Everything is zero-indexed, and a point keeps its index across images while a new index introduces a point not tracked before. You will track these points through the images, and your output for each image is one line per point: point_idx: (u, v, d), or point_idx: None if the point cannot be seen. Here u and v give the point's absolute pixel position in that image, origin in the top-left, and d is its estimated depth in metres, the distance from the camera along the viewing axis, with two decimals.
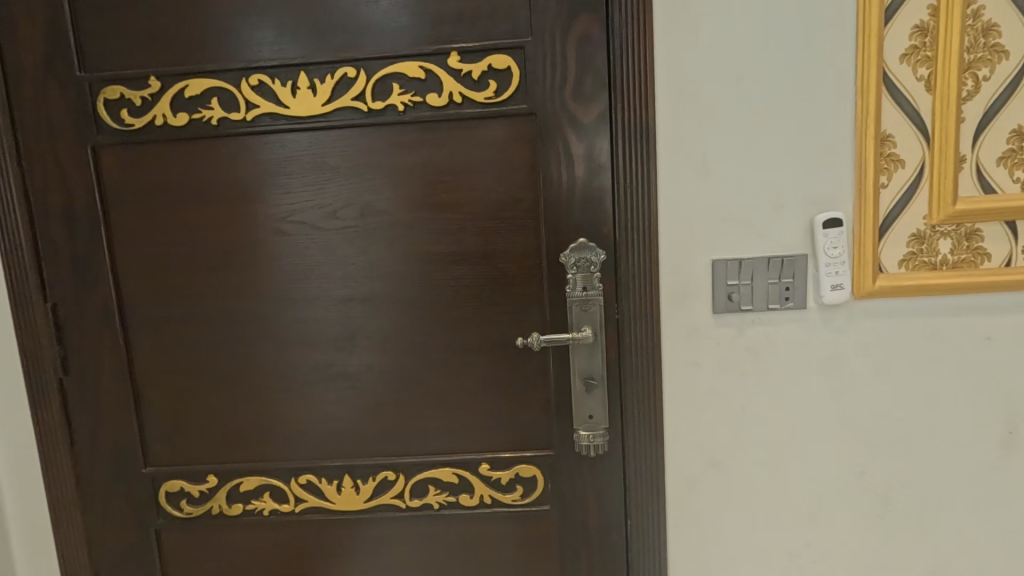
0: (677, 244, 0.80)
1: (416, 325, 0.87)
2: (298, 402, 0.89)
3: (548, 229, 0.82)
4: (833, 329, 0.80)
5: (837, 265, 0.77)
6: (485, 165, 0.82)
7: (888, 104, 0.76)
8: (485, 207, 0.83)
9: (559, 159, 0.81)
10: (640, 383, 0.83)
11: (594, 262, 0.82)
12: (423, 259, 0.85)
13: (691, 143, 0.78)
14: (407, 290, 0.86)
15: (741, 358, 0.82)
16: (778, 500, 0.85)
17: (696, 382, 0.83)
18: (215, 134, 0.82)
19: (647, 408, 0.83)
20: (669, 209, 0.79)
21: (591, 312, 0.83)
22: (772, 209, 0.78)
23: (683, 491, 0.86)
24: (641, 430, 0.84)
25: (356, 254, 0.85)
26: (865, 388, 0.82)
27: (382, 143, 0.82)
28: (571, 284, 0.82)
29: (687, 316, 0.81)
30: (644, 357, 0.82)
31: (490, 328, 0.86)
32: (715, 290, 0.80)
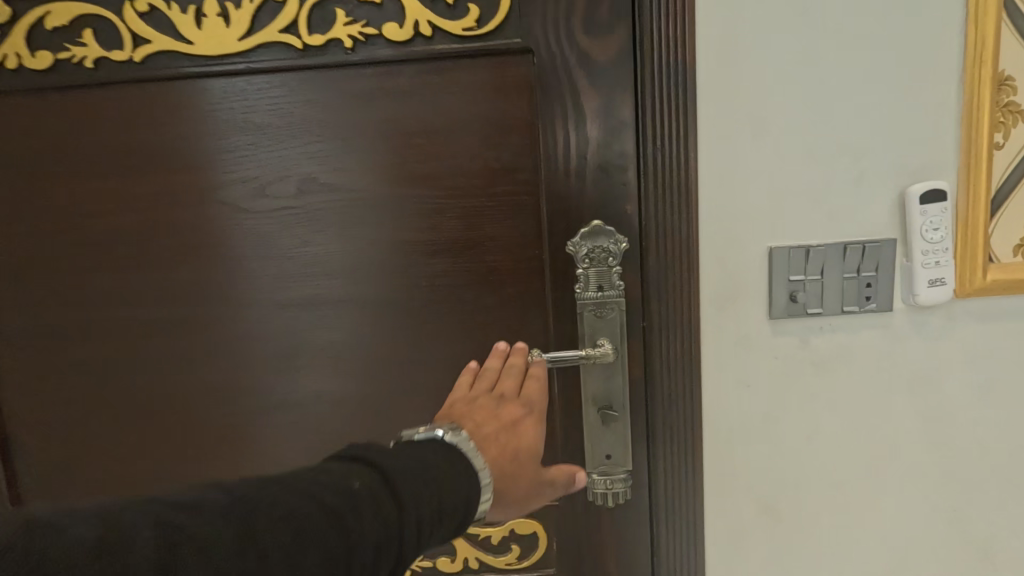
0: (723, 226, 0.60)
1: (379, 337, 0.66)
2: (224, 442, 0.68)
3: (552, 210, 0.62)
4: (925, 338, 0.61)
5: (937, 253, 0.58)
6: (467, 124, 0.61)
7: (1006, 35, 0.56)
8: (467, 180, 0.62)
9: (566, 113, 0.60)
10: (673, 410, 0.63)
11: (612, 252, 0.61)
12: (386, 251, 0.64)
13: (743, 90, 0.58)
14: (363, 293, 0.65)
15: (805, 375, 0.63)
16: (848, 557, 0.67)
17: (745, 407, 0.64)
18: (93, 83, 0.60)
19: (682, 443, 0.64)
20: (713, 181, 0.59)
21: (608, 319, 0.62)
22: (851, 180, 0.59)
23: (727, 547, 0.66)
24: (674, 473, 0.64)
25: (294, 245, 0.64)
26: (965, 414, 0.63)
27: (325, 93, 0.61)
28: (583, 283, 0.62)
29: (734, 323, 0.62)
30: (678, 376, 0.63)
31: (477, 341, 0.66)
32: (774, 288, 0.60)
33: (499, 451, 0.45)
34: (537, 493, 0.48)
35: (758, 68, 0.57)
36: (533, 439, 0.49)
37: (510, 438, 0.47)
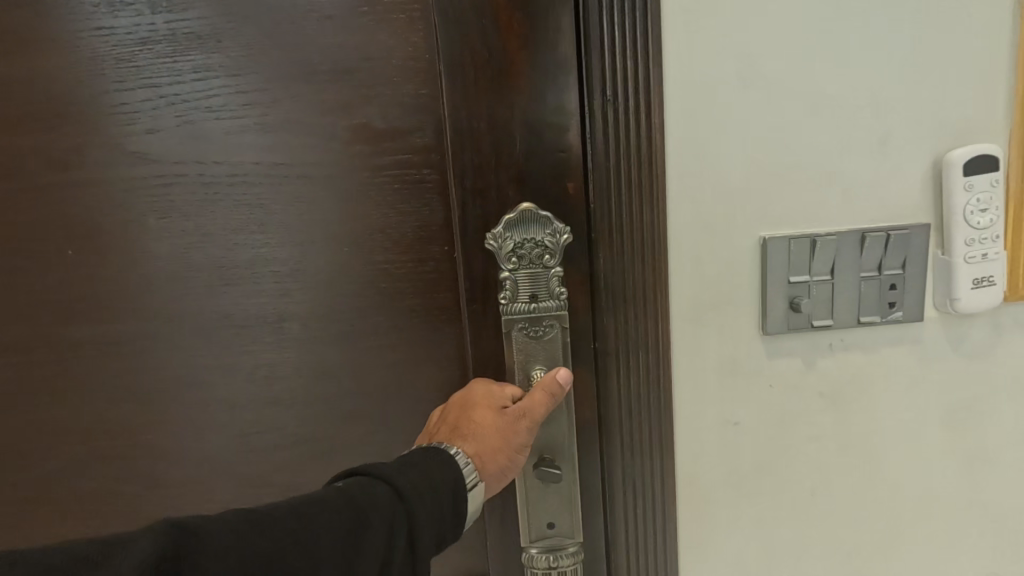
0: (700, 211, 0.43)
1: (242, 367, 0.49)
2: (56, 499, 0.53)
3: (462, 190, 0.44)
4: (965, 355, 0.47)
5: (986, 241, 0.43)
6: (340, 71, 0.44)
7: None
8: (344, 149, 0.45)
9: (479, 51, 0.42)
10: (639, 462, 0.47)
11: (550, 250, 0.44)
12: (238, 249, 0.47)
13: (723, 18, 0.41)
14: (210, 315, 0.48)
15: (810, 409, 0.47)
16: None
17: (734, 453, 0.48)
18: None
19: (650, 505, 0.47)
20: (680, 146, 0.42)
21: (546, 342, 0.45)
22: (869, 144, 0.43)
23: None
24: (641, 544, 0.48)
25: (111, 242, 0.47)
26: (1011, 451, 0.48)
27: (124, 22, 0.43)
28: (509, 292, 0.44)
29: (717, 342, 0.45)
30: (644, 417, 0.46)
31: (375, 370, 0.49)
32: (769, 293, 0.44)
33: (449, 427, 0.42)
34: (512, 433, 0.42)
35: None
36: (488, 395, 0.43)
37: (461, 416, 0.43)
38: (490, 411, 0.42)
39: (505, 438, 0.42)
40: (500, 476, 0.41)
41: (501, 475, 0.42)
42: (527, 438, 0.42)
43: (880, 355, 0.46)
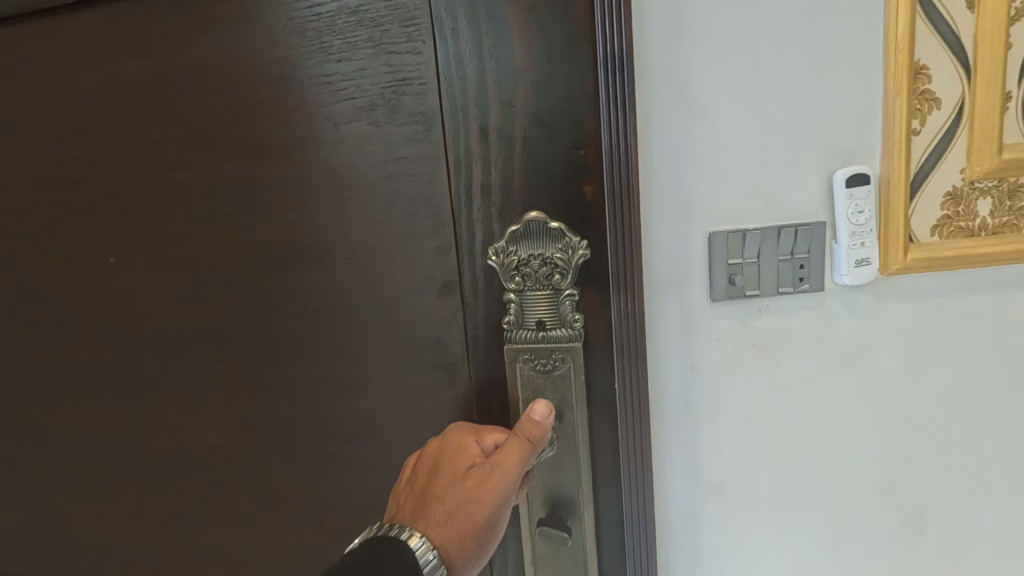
0: (664, 215, 0.61)
1: (343, 327, 0.69)
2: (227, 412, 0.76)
3: (479, 203, 0.63)
4: (856, 315, 0.65)
5: (864, 234, 0.61)
6: (333, 78, 0.63)
7: (923, 27, 0.59)
8: (364, 160, 0.64)
9: (419, 68, 0.61)
10: (633, 415, 0.63)
11: (558, 268, 0.60)
12: (339, 249, 0.67)
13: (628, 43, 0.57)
14: (324, 291, 0.69)
15: (746, 358, 0.65)
16: (781, 537, 0.70)
17: (691, 390, 0.65)
18: (88, 68, 0.70)
19: (632, 439, 0.63)
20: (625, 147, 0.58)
21: (553, 346, 0.62)
22: (785, 164, 0.61)
23: (679, 525, 0.69)
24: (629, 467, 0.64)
25: (259, 238, 0.69)
26: (893, 388, 0.66)
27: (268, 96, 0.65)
28: (522, 306, 0.62)
29: (677, 308, 0.63)
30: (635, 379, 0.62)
31: (430, 327, 0.67)
32: (712, 272, 0.62)
33: (412, 507, 0.55)
34: (468, 507, 0.54)
35: (677, 50, 0.58)
36: (447, 469, 0.56)
37: (423, 496, 0.56)
38: (445, 489, 0.55)
39: (468, 509, 0.54)
40: (461, 546, 0.53)
41: (461, 547, 0.53)
42: (484, 506, 0.54)
43: (795, 317, 0.64)
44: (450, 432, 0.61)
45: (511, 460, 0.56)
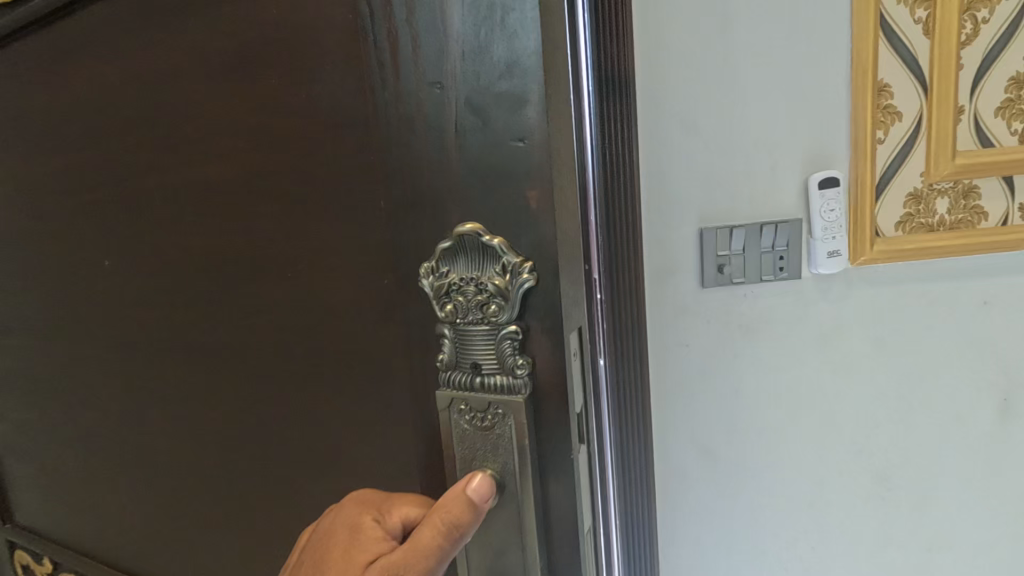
0: (661, 214, 0.72)
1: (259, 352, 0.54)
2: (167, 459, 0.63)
3: (380, 194, 0.43)
4: (830, 300, 0.75)
5: (834, 229, 0.71)
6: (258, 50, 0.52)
7: (885, 51, 0.69)
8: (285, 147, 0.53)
9: None
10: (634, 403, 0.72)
11: (493, 296, 0.38)
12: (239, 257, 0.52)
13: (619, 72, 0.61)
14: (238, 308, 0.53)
15: (732, 337, 0.75)
16: (770, 498, 0.81)
17: (685, 365, 0.76)
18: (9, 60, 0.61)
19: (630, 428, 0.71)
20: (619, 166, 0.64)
21: (495, 411, 0.40)
22: (765, 171, 0.71)
23: (676, 483, 0.80)
24: (625, 452, 0.72)
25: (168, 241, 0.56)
26: (861, 363, 0.77)
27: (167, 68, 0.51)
28: (453, 345, 0.40)
29: (672, 293, 0.74)
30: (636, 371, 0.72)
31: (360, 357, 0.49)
32: (704, 262, 0.72)
33: None
34: None
35: (667, 77, 0.69)
36: (335, 566, 0.43)
37: None
38: None
39: None
40: None
41: None
42: None
43: (777, 302, 0.75)
44: (344, 507, 0.46)
45: (418, 560, 0.40)
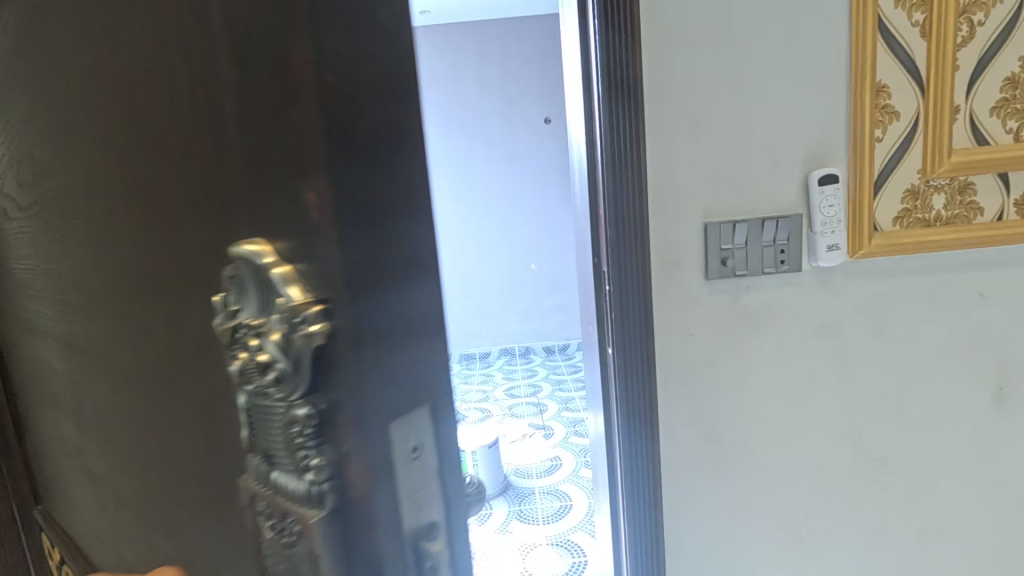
0: (668, 211, 0.75)
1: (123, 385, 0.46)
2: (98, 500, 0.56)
3: (185, 201, 0.32)
4: (828, 290, 0.78)
5: (833, 223, 0.75)
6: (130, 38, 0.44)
7: (883, 53, 0.72)
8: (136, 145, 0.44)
9: None
10: (640, 390, 0.80)
11: (276, 360, 0.27)
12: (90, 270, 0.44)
13: (633, 93, 0.72)
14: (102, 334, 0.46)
15: (735, 327, 0.79)
16: (774, 482, 0.84)
17: (690, 353, 0.80)
18: None
19: (632, 411, 0.80)
20: (631, 173, 0.73)
21: (295, 515, 0.30)
22: (767, 169, 0.74)
23: (680, 468, 0.83)
24: (629, 424, 0.81)
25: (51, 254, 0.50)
26: (859, 353, 0.80)
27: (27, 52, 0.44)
28: (249, 419, 0.31)
29: (678, 285, 0.77)
30: (643, 361, 0.79)
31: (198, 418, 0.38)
32: (708, 255, 0.76)
33: None
34: None
35: (675, 81, 0.72)
36: None
37: None
38: None
39: None
40: None
41: None
42: None
43: (778, 293, 0.78)
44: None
45: None
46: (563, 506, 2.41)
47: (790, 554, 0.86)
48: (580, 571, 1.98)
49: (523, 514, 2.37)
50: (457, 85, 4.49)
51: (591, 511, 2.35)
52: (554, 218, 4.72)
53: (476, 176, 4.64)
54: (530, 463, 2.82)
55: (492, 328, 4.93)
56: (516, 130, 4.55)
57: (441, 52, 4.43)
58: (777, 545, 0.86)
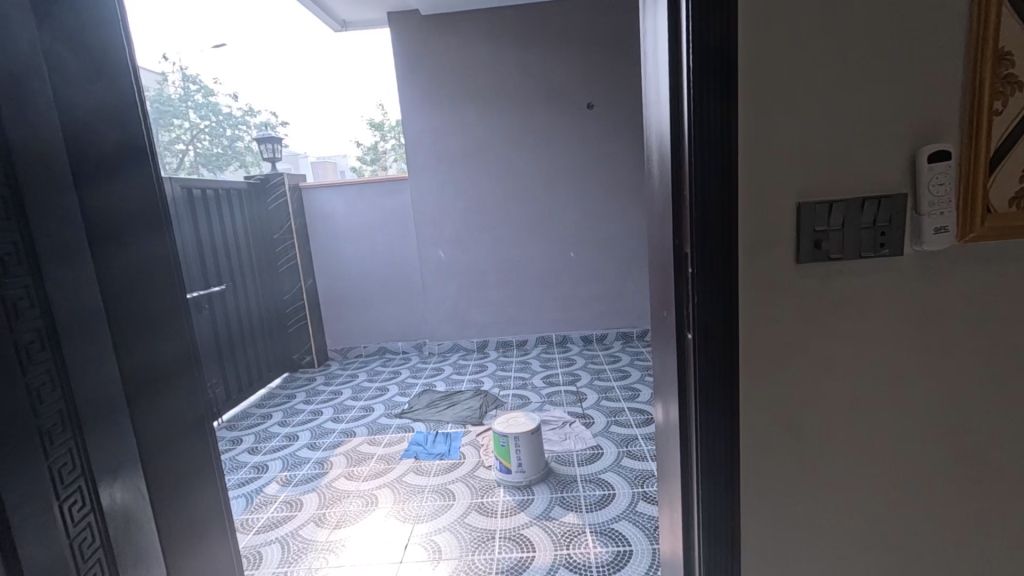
0: (758, 191, 0.71)
1: None
2: None
3: None
4: (931, 277, 0.73)
5: (942, 204, 0.69)
6: None
7: (1009, 17, 0.66)
8: None
9: None
10: (722, 377, 0.77)
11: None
12: None
13: (729, 70, 0.68)
14: None
15: (824, 313, 0.75)
16: (856, 479, 0.80)
17: (774, 339, 0.76)
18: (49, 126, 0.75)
19: (711, 400, 0.77)
20: (722, 155, 0.70)
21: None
22: (869, 145, 0.70)
23: (758, 459, 0.80)
24: (707, 416, 0.78)
25: None
26: (961, 344, 0.75)
27: None
28: None
29: (766, 267, 0.74)
30: (726, 349, 0.76)
31: None
32: (800, 237, 0.72)
33: None
34: None
35: (772, 52, 0.68)
36: None
37: None
38: None
39: None
40: None
41: None
42: None
43: (873, 278, 0.74)
44: None
45: None
46: (605, 495, 2.39)
47: (874, 554, 0.82)
48: (624, 559, 1.97)
49: (565, 502, 2.37)
50: (498, 72, 4.46)
51: (634, 502, 2.32)
52: (594, 206, 4.67)
53: (516, 164, 4.61)
54: (571, 452, 2.81)
55: (529, 317, 4.92)
56: (558, 116, 4.51)
57: (482, 39, 4.41)
58: (859, 544, 0.82)
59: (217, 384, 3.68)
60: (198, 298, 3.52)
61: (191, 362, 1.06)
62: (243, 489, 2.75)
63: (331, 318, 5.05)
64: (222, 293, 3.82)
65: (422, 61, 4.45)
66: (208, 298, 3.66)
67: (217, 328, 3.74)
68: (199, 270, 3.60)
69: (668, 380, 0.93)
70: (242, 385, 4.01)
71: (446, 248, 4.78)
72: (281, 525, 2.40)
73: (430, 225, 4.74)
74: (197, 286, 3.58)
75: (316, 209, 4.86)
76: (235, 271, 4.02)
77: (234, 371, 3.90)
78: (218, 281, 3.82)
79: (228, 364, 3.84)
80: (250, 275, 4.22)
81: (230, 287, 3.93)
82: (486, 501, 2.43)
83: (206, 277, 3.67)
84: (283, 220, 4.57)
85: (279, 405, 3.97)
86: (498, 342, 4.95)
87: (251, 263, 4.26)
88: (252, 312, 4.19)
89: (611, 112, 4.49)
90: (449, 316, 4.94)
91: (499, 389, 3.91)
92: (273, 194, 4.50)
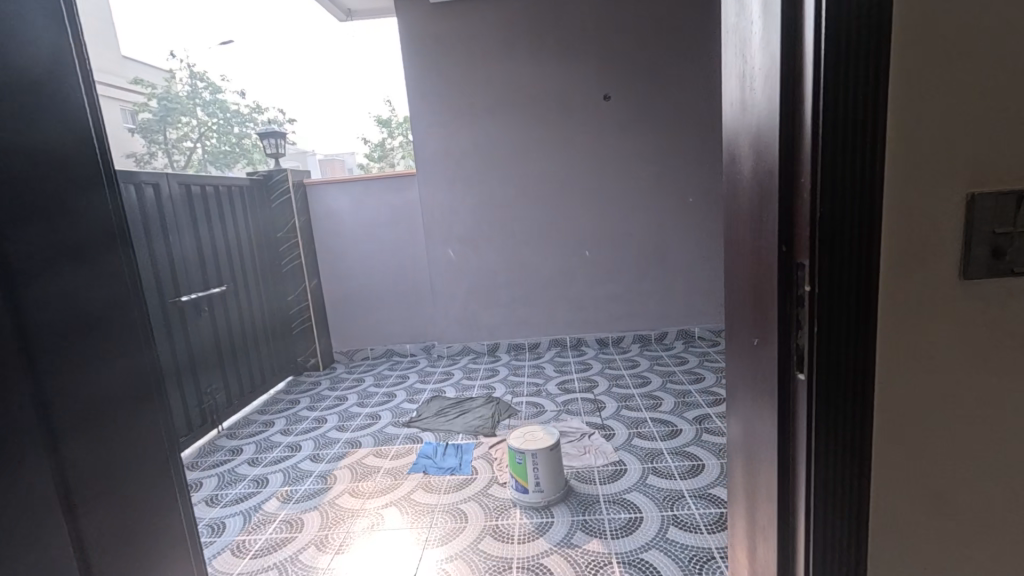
0: (918, 177, 0.51)
1: None
2: None
3: None
4: None
5: None
6: None
7: None
8: None
9: None
10: (851, 438, 0.55)
11: None
12: None
13: (887, 2, 0.47)
14: None
15: (992, 347, 0.55)
16: (1015, 563, 0.60)
17: (923, 384, 0.55)
18: None
19: (835, 469, 0.56)
20: (869, 126, 0.49)
21: None
22: None
23: (891, 542, 0.59)
24: (828, 491, 0.57)
25: None
26: None
27: None
28: None
29: (920, 286, 0.53)
30: (859, 399, 0.55)
31: None
32: (973, 242, 0.52)
33: None
34: None
35: None
36: None
37: None
38: None
39: None
40: None
41: None
42: None
43: None
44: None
45: None
46: (631, 518, 2.19)
47: None
48: None
49: (588, 526, 2.16)
50: (511, 63, 4.24)
51: (664, 528, 2.11)
52: (610, 202, 4.46)
53: (529, 159, 4.40)
54: (591, 468, 2.61)
55: (542, 318, 4.71)
56: (572, 108, 4.29)
57: (494, 28, 4.19)
58: None
59: (217, 390, 3.51)
60: (197, 300, 3.35)
61: (154, 388, 0.87)
62: (241, 506, 2.57)
63: (337, 319, 4.89)
64: (222, 295, 3.65)
65: (430, 51, 4.23)
66: (208, 300, 3.49)
67: (217, 332, 3.57)
68: (198, 271, 3.43)
69: (745, 424, 0.72)
70: (245, 390, 3.85)
71: (456, 247, 4.58)
72: (279, 548, 2.22)
73: (440, 223, 4.54)
74: (197, 288, 3.41)
75: (321, 207, 4.68)
76: (236, 271, 3.85)
77: (235, 375, 3.74)
78: (218, 282, 3.64)
79: (229, 368, 3.67)
80: (253, 276, 4.05)
81: (231, 289, 3.76)
82: (502, 523, 2.24)
83: (206, 278, 3.50)
84: (287, 218, 4.39)
85: (282, 412, 3.80)
86: (510, 345, 4.76)
87: (254, 263, 4.09)
88: (254, 314, 4.02)
89: (628, 103, 4.27)
90: (459, 318, 4.75)
91: (511, 396, 3.72)
92: (276, 191, 4.32)
